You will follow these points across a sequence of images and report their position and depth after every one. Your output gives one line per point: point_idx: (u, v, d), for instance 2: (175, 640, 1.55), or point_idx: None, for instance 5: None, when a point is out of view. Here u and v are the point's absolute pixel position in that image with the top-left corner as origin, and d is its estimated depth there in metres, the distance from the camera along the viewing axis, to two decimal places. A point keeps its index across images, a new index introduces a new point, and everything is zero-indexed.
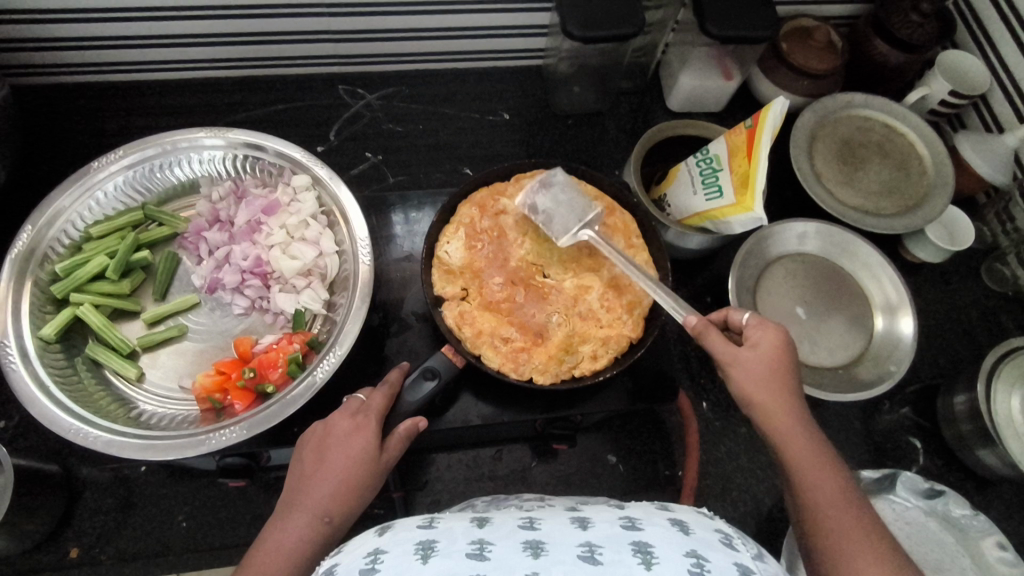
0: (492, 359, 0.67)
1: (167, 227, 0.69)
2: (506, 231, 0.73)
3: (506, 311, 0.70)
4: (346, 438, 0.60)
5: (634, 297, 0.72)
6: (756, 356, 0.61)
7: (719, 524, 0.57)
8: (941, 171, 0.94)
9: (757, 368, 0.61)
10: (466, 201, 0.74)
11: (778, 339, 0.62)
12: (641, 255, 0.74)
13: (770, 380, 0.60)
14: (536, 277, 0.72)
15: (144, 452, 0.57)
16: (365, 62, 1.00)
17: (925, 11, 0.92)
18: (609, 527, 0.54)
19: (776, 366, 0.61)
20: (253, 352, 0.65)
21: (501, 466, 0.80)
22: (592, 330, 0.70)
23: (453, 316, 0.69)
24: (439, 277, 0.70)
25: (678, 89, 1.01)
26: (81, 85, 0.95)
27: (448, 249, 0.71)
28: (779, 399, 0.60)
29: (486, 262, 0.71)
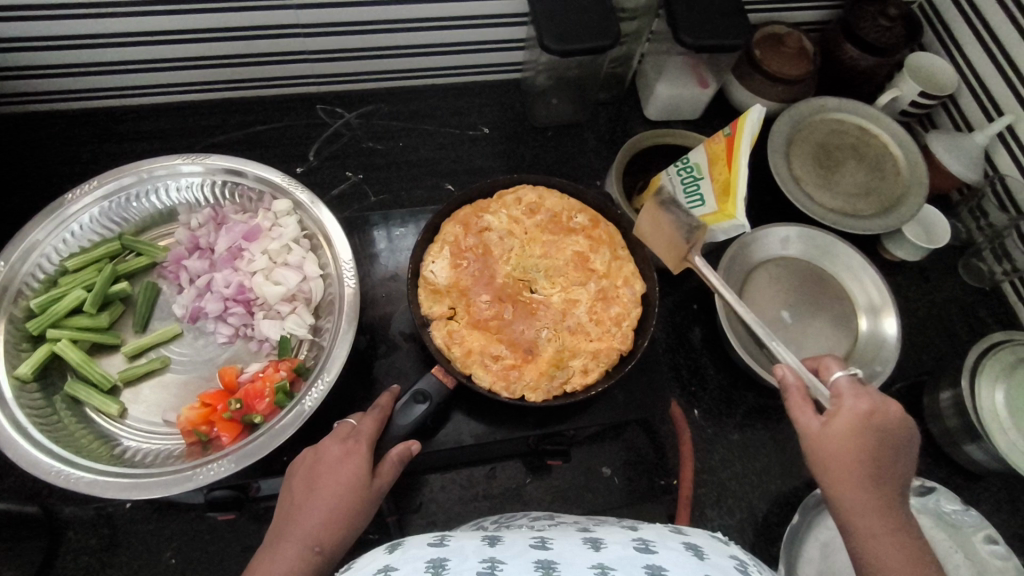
0: (483, 377, 0.67)
1: (145, 257, 0.68)
2: (490, 249, 0.73)
3: (496, 328, 0.69)
4: (337, 464, 0.59)
5: (622, 309, 0.72)
6: (845, 422, 0.56)
7: (732, 551, 0.58)
8: (916, 171, 0.96)
9: (842, 436, 0.55)
10: (449, 219, 0.74)
11: (874, 408, 0.56)
12: (627, 266, 0.74)
13: (860, 451, 0.55)
14: (524, 293, 0.72)
15: (131, 491, 0.55)
16: (342, 81, 1.00)
17: (892, 15, 0.96)
18: (621, 550, 0.54)
19: (868, 435, 0.55)
20: (238, 382, 0.64)
21: (496, 484, 0.79)
22: (583, 343, 0.70)
23: (442, 335, 0.68)
24: (426, 297, 0.69)
25: (655, 98, 1.02)
26: (51, 112, 0.93)
27: (434, 268, 0.70)
28: (864, 474, 0.54)
29: (473, 280, 0.71)
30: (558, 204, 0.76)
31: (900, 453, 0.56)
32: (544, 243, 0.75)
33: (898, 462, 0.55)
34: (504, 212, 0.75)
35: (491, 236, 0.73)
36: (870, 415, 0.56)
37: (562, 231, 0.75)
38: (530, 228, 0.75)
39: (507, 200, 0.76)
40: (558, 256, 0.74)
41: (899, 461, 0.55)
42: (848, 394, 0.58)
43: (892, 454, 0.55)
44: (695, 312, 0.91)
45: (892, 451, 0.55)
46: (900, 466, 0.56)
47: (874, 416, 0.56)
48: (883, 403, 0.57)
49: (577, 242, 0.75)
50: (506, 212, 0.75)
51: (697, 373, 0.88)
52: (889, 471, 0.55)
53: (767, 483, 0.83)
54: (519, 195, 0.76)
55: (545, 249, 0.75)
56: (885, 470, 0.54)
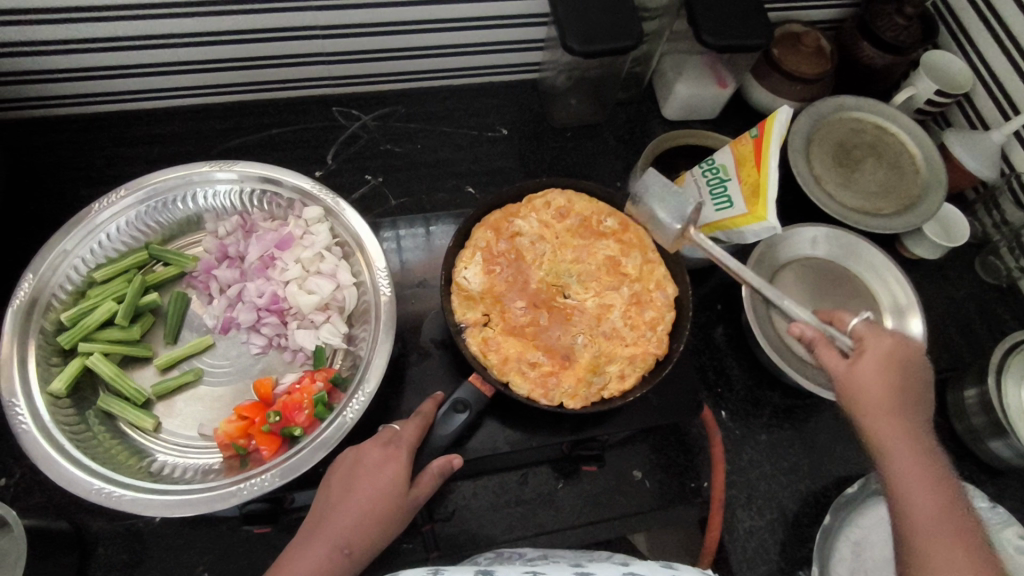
0: (521, 385, 0.66)
1: (175, 267, 0.67)
2: (523, 254, 0.72)
3: (531, 335, 0.69)
4: (376, 470, 0.59)
5: (656, 313, 0.71)
6: (873, 360, 0.59)
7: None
8: (936, 169, 0.96)
9: (872, 373, 0.58)
10: (480, 224, 0.73)
11: (897, 345, 0.60)
12: (659, 268, 0.73)
13: (888, 385, 0.58)
14: (557, 299, 0.72)
15: (173, 508, 0.54)
16: (358, 82, 0.98)
17: (909, 14, 0.94)
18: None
19: (893, 371, 0.58)
20: (274, 394, 0.63)
21: (528, 489, 0.79)
22: (618, 348, 0.70)
23: (478, 342, 0.68)
24: (460, 304, 0.69)
25: (674, 98, 1.02)
26: (62, 117, 0.91)
27: (467, 275, 0.70)
28: (894, 407, 0.57)
29: (506, 287, 0.70)
30: (587, 207, 0.75)
31: (920, 386, 0.59)
32: (576, 248, 0.74)
33: (919, 394, 0.59)
34: (534, 216, 0.74)
35: (523, 241, 0.73)
36: (894, 352, 0.59)
37: (592, 235, 0.74)
38: (562, 232, 0.74)
39: (537, 203, 0.75)
40: (590, 260, 0.74)
41: (921, 394, 0.59)
42: (870, 334, 0.61)
43: (915, 386, 0.59)
44: (720, 313, 0.91)
45: (915, 384, 0.59)
46: (922, 400, 0.59)
47: (899, 354, 0.59)
48: (903, 340, 0.60)
49: (609, 245, 0.74)
50: (536, 216, 0.74)
51: (723, 375, 0.88)
52: (914, 404, 0.58)
53: (797, 483, 0.83)
54: (550, 197, 0.75)
55: (577, 253, 0.74)
56: (912, 399, 0.58)
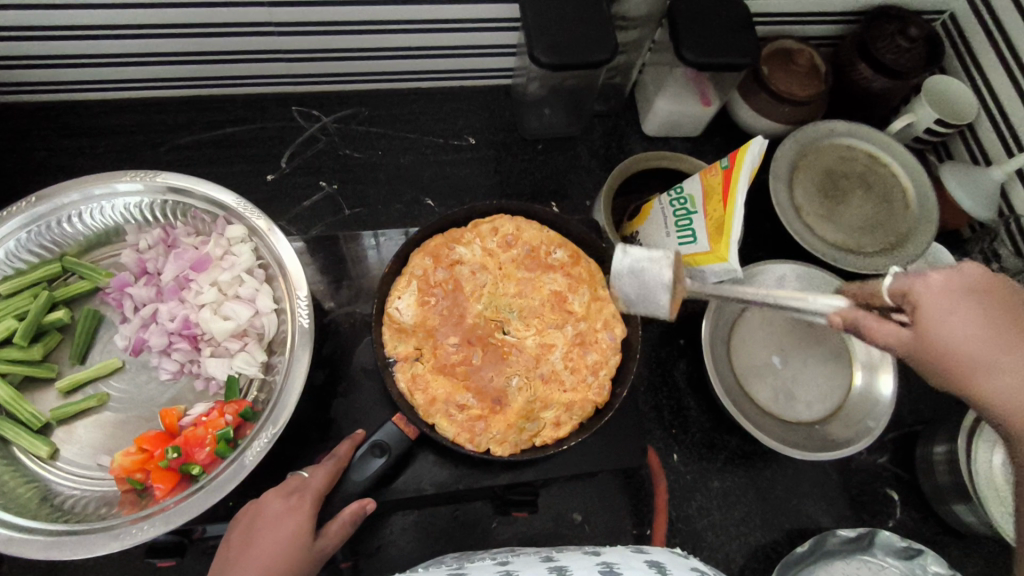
0: (446, 429, 0.63)
1: (87, 281, 0.63)
2: (462, 285, 0.68)
3: (462, 374, 0.65)
4: (277, 520, 0.54)
5: (599, 356, 0.67)
6: (932, 299, 0.46)
7: (692, 564, 0.62)
8: (926, 208, 0.90)
9: (941, 317, 0.46)
10: (420, 250, 0.68)
11: (965, 270, 0.47)
12: (608, 307, 0.69)
13: (969, 316, 0.45)
14: (495, 335, 0.67)
15: (51, 549, 0.51)
16: (320, 82, 0.93)
17: (913, 35, 0.88)
18: (589, 573, 0.57)
19: (970, 300, 0.45)
20: (180, 426, 0.59)
21: (460, 527, 0.75)
22: (555, 393, 0.66)
23: (406, 379, 0.64)
24: (390, 337, 0.65)
25: (654, 114, 0.96)
26: (8, 105, 0.87)
27: (400, 306, 0.66)
28: (992, 341, 0.45)
29: (440, 320, 0.66)
30: (537, 236, 0.71)
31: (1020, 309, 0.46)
32: (519, 280, 0.70)
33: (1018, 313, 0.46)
34: (480, 244, 0.70)
35: (464, 271, 0.68)
36: (957, 280, 0.46)
37: (539, 268, 0.70)
38: (507, 263, 0.70)
39: (484, 230, 0.70)
40: (535, 295, 0.69)
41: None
42: (917, 275, 0.48)
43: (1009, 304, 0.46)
44: (682, 348, 0.86)
45: (1006, 302, 0.46)
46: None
47: (972, 281, 0.46)
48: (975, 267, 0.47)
49: (557, 280, 0.70)
50: (481, 243, 0.70)
51: (680, 415, 0.83)
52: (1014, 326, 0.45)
53: (747, 535, 0.78)
54: (499, 224, 0.71)
55: (521, 286, 0.69)
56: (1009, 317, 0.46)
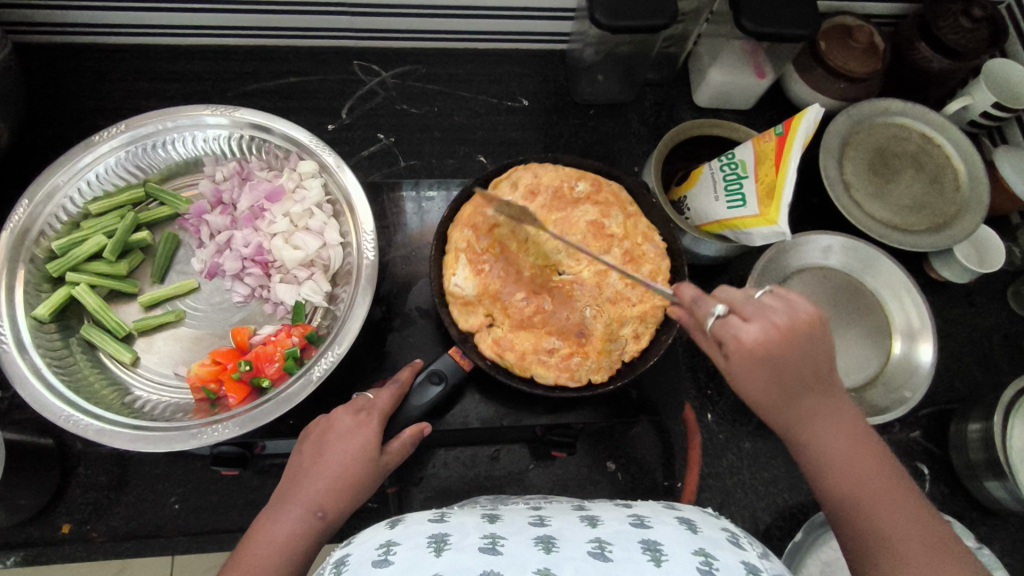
0: (546, 375, 0.66)
1: (168, 207, 0.69)
2: (506, 242, 0.69)
3: (540, 323, 0.67)
4: (347, 434, 0.57)
5: (652, 266, 0.70)
6: (737, 359, 0.50)
7: (726, 525, 0.56)
8: (978, 188, 0.89)
9: (747, 370, 0.51)
10: (456, 228, 0.70)
11: (765, 334, 0.49)
12: (641, 222, 0.73)
13: (763, 372, 0.50)
14: (553, 277, 0.69)
15: (135, 442, 0.56)
16: (381, 37, 0.96)
17: (976, 15, 0.87)
18: (619, 525, 0.53)
19: (760, 362, 0.50)
20: (251, 344, 0.64)
21: (499, 467, 0.79)
22: (626, 312, 0.68)
23: (490, 346, 0.66)
24: (459, 312, 0.67)
25: (708, 84, 0.96)
26: (89, 46, 0.92)
27: (458, 282, 0.68)
28: (773, 380, 0.50)
29: (501, 282, 0.68)
30: (554, 177, 0.73)
31: (816, 346, 0.51)
32: (555, 222, 0.71)
33: (812, 358, 0.50)
34: (505, 198, 0.71)
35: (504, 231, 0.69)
36: (762, 344, 0.49)
37: (568, 205, 0.71)
38: (537, 210, 0.71)
39: (503, 186, 0.71)
40: (576, 230, 0.70)
41: (812, 359, 0.50)
42: (728, 330, 0.50)
43: (811, 353, 0.50)
44: None
45: (799, 355, 0.50)
46: (816, 362, 0.51)
47: (763, 344, 0.49)
48: (775, 322, 0.50)
49: (594, 211, 0.71)
50: (507, 197, 0.71)
51: (716, 377, 0.85)
52: (800, 375, 0.50)
53: (775, 495, 0.80)
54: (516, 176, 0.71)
55: (558, 224, 0.70)
56: (806, 367, 0.50)
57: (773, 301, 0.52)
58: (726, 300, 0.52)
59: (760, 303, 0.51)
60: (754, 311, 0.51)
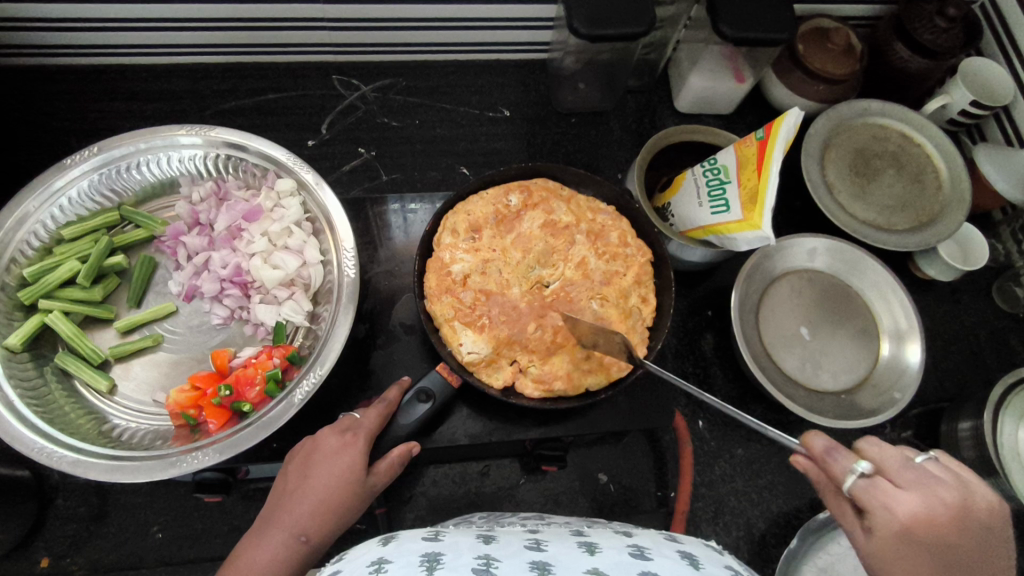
0: (596, 380, 0.66)
1: (144, 230, 0.68)
2: (486, 288, 0.67)
3: (563, 340, 0.66)
4: (332, 456, 0.56)
5: (618, 231, 0.71)
6: (883, 535, 0.44)
7: (728, 561, 0.55)
8: (960, 186, 0.89)
9: (891, 557, 0.44)
10: (433, 302, 0.66)
11: (927, 508, 0.43)
12: (581, 200, 0.73)
13: (925, 562, 0.43)
14: (544, 293, 0.68)
15: (112, 473, 0.54)
16: (359, 51, 0.95)
17: (953, 15, 0.86)
18: (618, 555, 0.52)
19: (920, 546, 0.43)
20: (231, 367, 0.62)
21: (489, 483, 0.78)
22: (623, 284, 0.69)
23: (535, 387, 0.65)
24: (487, 374, 0.65)
25: (688, 89, 0.96)
26: (62, 68, 0.90)
27: (469, 349, 0.64)
28: (935, 563, 0.43)
29: (507, 325, 0.66)
30: (484, 206, 0.71)
31: (983, 543, 0.44)
32: (513, 244, 0.70)
33: (978, 553, 0.43)
34: (457, 249, 0.69)
35: (479, 279, 0.68)
36: (915, 525, 0.43)
37: (513, 224, 0.71)
38: (492, 243, 0.70)
39: (447, 241, 0.69)
40: (535, 240, 0.70)
41: (983, 550, 0.44)
42: (882, 498, 0.44)
43: (988, 551, 0.44)
44: (709, 319, 0.87)
45: (970, 548, 0.43)
46: (991, 561, 0.44)
47: (924, 523, 0.43)
48: (938, 496, 0.44)
49: (539, 217, 0.71)
50: (457, 248, 0.69)
51: (705, 383, 0.84)
52: (971, 571, 0.43)
53: (769, 501, 0.80)
54: (453, 225, 0.70)
55: (518, 242, 0.70)
56: (961, 565, 0.43)
57: (940, 471, 0.46)
58: (875, 459, 0.46)
59: (921, 471, 0.45)
60: (914, 480, 0.44)
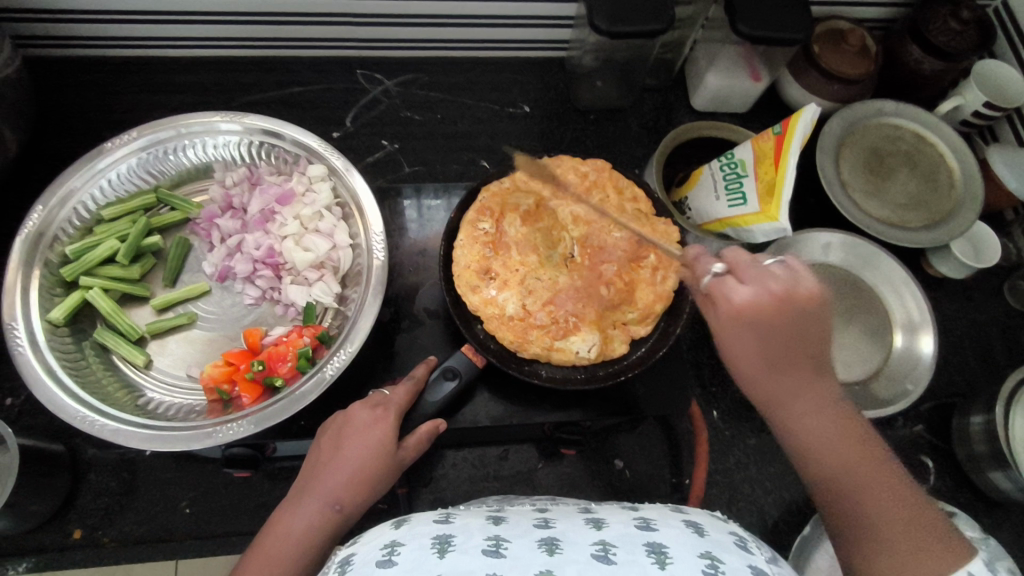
0: (673, 277, 0.69)
1: (179, 212, 0.70)
2: (543, 299, 0.66)
3: (623, 276, 0.68)
4: (365, 429, 0.57)
5: (571, 173, 0.73)
6: (722, 322, 0.51)
7: (733, 527, 0.57)
8: (973, 184, 0.91)
9: (728, 337, 0.51)
10: (525, 349, 0.65)
11: (756, 298, 0.49)
12: (521, 180, 0.72)
13: (750, 339, 0.50)
14: (574, 260, 0.69)
15: (151, 441, 0.56)
16: (383, 46, 0.98)
17: (965, 18, 0.89)
18: (624, 528, 0.54)
19: (747, 329, 0.50)
20: (263, 344, 0.65)
21: (507, 466, 0.79)
22: (617, 202, 0.72)
23: (643, 321, 0.68)
24: (611, 347, 0.67)
25: (705, 88, 0.98)
26: (96, 59, 0.93)
27: (588, 348, 0.65)
28: (758, 338, 0.50)
29: (587, 304, 0.67)
30: (473, 254, 0.67)
31: (813, 325, 0.50)
32: (521, 253, 0.68)
33: (802, 337, 0.50)
34: (494, 296, 0.66)
35: (534, 303, 0.66)
36: (745, 312, 0.49)
37: (511, 242, 0.68)
38: (507, 269, 0.67)
39: (477, 299, 0.66)
40: (530, 237, 0.69)
41: (806, 334, 0.50)
42: (723, 291, 0.51)
43: (812, 334, 0.50)
44: None
45: (789, 326, 0.49)
46: (808, 343, 0.50)
47: (750, 309, 0.49)
48: (769, 288, 0.50)
49: (514, 217, 0.69)
50: (492, 297, 0.66)
51: (720, 374, 0.85)
52: (789, 349, 0.50)
53: (782, 490, 0.81)
54: (468, 284, 0.67)
55: (520, 250, 0.68)
56: (780, 346, 0.50)
57: (778, 270, 0.51)
58: (729, 261, 0.52)
59: (764, 268, 0.51)
60: (753, 276, 0.50)
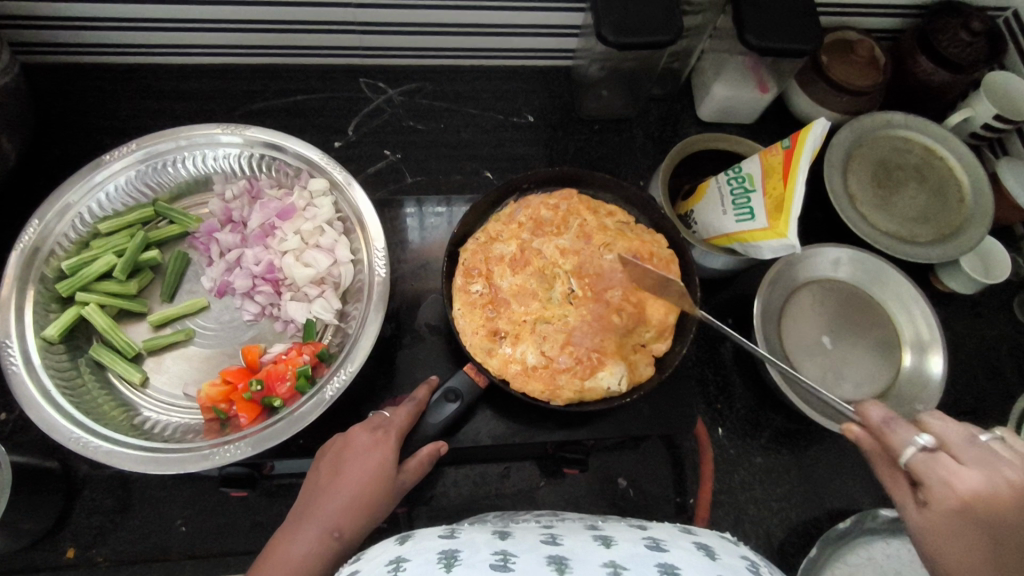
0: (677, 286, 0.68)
1: (178, 226, 0.69)
2: (559, 339, 0.64)
3: (630, 296, 0.66)
4: (365, 453, 0.56)
5: (542, 208, 0.71)
6: (939, 510, 0.42)
7: (744, 551, 0.55)
8: (983, 199, 0.89)
9: (942, 532, 0.42)
10: (557, 396, 0.63)
11: (992, 486, 0.42)
12: (501, 230, 0.70)
13: (979, 542, 0.41)
14: (576, 292, 0.66)
15: (146, 463, 0.55)
16: (386, 55, 0.96)
17: (976, 29, 0.87)
18: (634, 548, 0.53)
19: (973, 525, 0.41)
20: (261, 362, 0.63)
21: (509, 484, 0.78)
22: (598, 224, 0.70)
23: (661, 332, 0.66)
24: (637, 371, 0.65)
25: (711, 98, 0.97)
26: (96, 66, 0.92)
27: (618, 380, 0.63)
28: (987, 536, 0.41)
29: (608, 334, 0.65)
30: (475, 318, 0.66)
31: None
32: (522, 300, 0.67)
33: None
34: (509, 352, 0.64)
35: (552, 347, 0.64)
36: (974, 501, 0.41)
37: (512, 296, 0.67)
38: (513, 323, 0.66)
39: (494, 358, 0.64)
40: (525, 284, 0.67)
41: None
42: (941, 472, 0.43)
43: None
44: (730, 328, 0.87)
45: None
46: None
47: (982, 499, 0.41)
48: (1006, 477, 0.42)
49: (503, 268, 0.68)
50: (508, 354, 0.64)
51: (725, 391, 0.84)
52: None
53: (788, 510, 0.80)
54: (481, 345, 0.65)
55: (520, 301, 0.67)
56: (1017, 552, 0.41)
57: (1005, 451, 0.44)
58: (940, 434, 0.45)
59: (988, 450, 0.44)
60: (976, 457, 0.43)
